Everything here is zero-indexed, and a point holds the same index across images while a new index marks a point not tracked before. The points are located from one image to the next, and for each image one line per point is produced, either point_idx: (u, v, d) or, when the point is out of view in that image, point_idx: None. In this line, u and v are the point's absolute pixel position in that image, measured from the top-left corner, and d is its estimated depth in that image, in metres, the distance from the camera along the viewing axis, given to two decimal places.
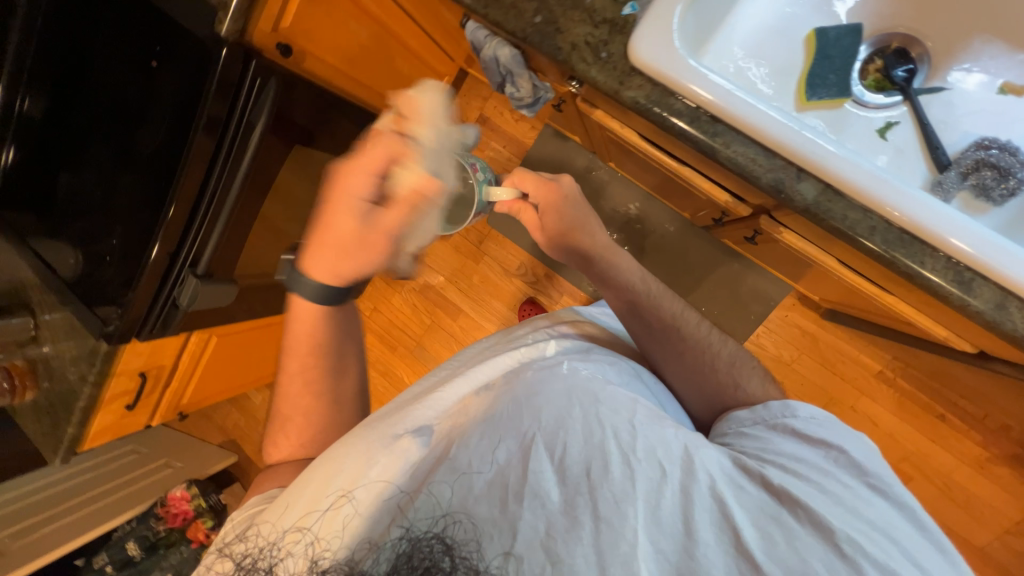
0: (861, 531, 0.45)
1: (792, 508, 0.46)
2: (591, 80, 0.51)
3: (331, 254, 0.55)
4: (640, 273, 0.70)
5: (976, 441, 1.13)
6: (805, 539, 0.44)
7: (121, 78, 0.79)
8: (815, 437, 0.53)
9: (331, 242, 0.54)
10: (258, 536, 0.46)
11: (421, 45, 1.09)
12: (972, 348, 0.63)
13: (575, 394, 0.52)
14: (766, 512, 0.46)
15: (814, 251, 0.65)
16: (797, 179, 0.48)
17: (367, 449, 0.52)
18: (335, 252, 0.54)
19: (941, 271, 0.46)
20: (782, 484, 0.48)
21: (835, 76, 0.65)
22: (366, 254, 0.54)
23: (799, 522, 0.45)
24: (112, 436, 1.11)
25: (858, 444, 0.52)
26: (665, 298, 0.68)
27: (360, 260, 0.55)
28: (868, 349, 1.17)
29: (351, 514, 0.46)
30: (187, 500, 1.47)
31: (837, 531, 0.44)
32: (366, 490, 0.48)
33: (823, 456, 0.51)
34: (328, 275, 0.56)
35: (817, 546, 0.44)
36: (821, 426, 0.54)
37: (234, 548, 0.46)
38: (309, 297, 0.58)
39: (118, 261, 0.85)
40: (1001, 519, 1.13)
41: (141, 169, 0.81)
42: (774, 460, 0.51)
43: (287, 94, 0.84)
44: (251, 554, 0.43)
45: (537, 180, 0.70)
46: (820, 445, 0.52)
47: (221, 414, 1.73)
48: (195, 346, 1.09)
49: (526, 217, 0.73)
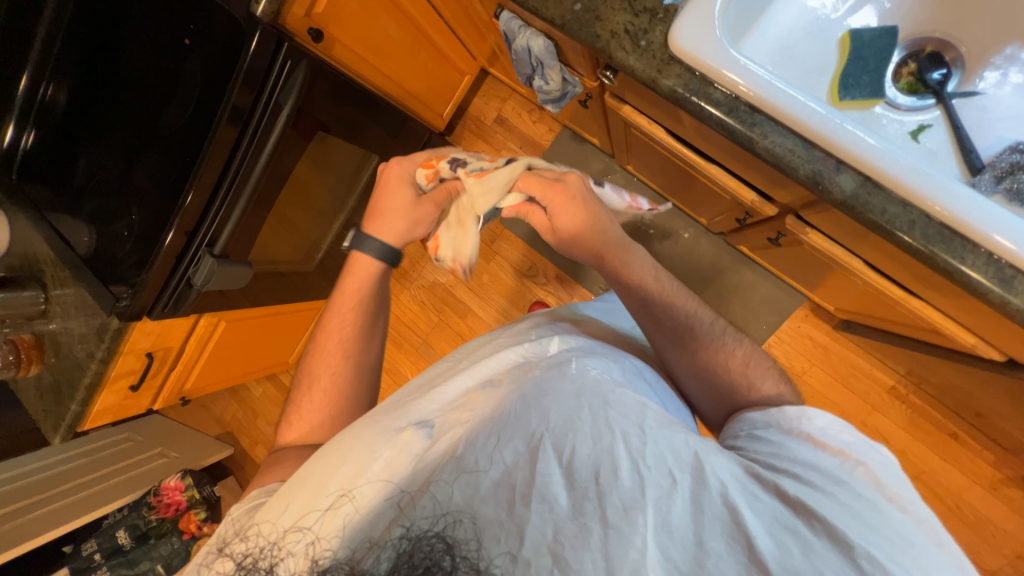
0: (891, 558, 0.37)
1: (808, 519, 0.39)
2: (629, 67, 0.55)
3: (393, 215, 0.68)
4: (653, 269, 0.64)
5: (989, 461, 1.12)
6: (823, 552, 0.37)
7: (145, 57, 0.79)
8: (836, 447, 0.45)
9: (393, 206, 0.68)
10: (258, 535, 0.42)
11: (443, 39, 1.12)
12: (1001, 356, 0.63)
13: (585, 392, 0.46)
14: (782, 520, 0.39)
15: (840, 252, 0.67)
16: (836, 171, 0.50)
17: (367, 443, 0.46)
18: (395, 213, 0.68)
19: (982, 268, 0.47)
20: (798, 494, 0.41)
21: (869, 77, 0.66)
22: (421, 214, 0.69)
23: (816, 534, 0.38)
24: (113, 416, 1.10)
25: (884, 459, 0.45)
26: (677, 291, 0.63)
27: (417, 218, 0.69)
28: (880, 363, 1.17)
29: (352, 512, 0.41)
30: (180, 491, 1.43)
31: (856, 547, 0.37)
32: (366, 486, 0.42)
33: (842, 465, 0.44)
34: (392, 236, 0.68)
35: (835, 561, 0.37)
36: (843, 435, 0.47)
37: (234, 547, 0.42)
38: (373, 255, 0.67)
39: (134, 240, 0.84)
40: (1015, 544, 1.10)
41: (159, 148, 0.80)
42: (790, 466, 0.44)
43: (316, 78, 0.85)
44: (251, 553, 0.41)
45: (542, 181, 0.64)
46: (841, 454, 0.45)
47: (219, 405, 1.72)
48: (203, 330, 1.08)
49: (534, 219, 0.66)
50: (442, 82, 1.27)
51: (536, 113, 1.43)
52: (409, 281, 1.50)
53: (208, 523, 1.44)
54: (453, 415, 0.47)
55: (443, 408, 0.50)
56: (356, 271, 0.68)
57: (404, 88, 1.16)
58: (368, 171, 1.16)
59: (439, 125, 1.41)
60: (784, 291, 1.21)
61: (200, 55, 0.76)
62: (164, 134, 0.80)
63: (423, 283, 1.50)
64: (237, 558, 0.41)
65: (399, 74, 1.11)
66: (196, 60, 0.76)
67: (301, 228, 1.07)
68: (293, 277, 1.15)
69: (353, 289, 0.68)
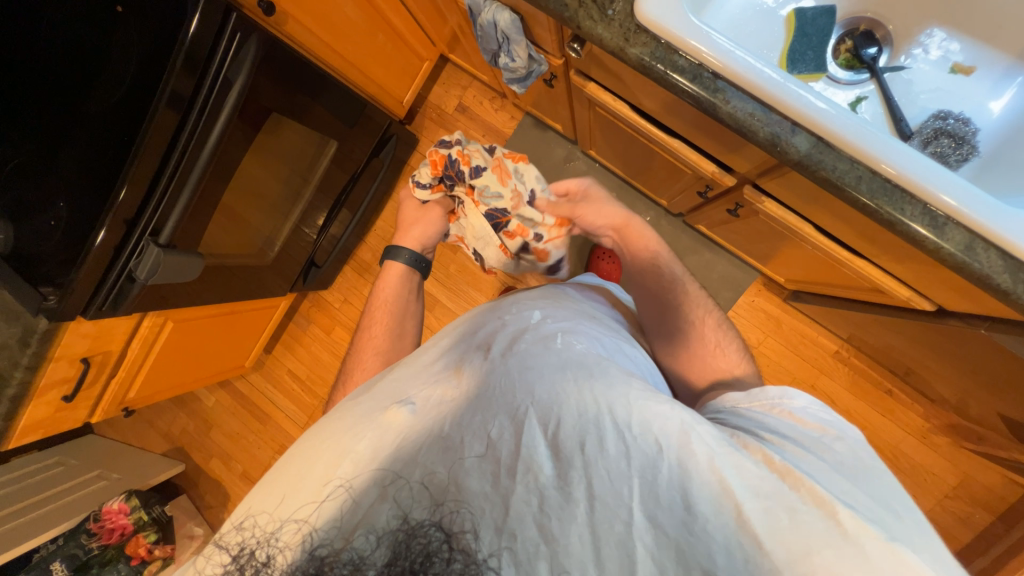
0: (868, 517, 0.39)
1: (795, 485, 0.40)
2: (597, 36, 0.56)
3: (416, 227, 0.86)
4: (681, 271, 0.75)
5: (918, 413, 1.24)
6: (808, 515, 0.38)
7: (57, 28, 0.69)
8: (811, 425, 0.49)
9: (414, 220, 0.86)
10: (255, 526, 0.40)
11: (399, 17, 1.10)
12: (931, 305, 0.71)
13: (570, 366, 0.47)
14: (770, 486, 0.40)
15: (792, 219, 0.73)
16: (792, 133, 0.54)
17: (355, 424, 0.45)
18: (416, 224, 0.85)
19: (919, 217, 0.53)
20: (784, 462, 0.42)
21: (812, 53, 0.74)
22: (431, 218, 0.87)
23: (803, 498, 0.39)
24: (42, 433, 0.98)
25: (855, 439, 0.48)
26: (687, 281, 0.74)
27: (430, 224, 0.86)
28: (825, 331, 1.27)
29: (340, 493, 0.40)
30: (125, 514, 1.30)
31: (836, 504, 0.39)
32: (354, 468, 0.42)
33: (819, 438, 0.47)
34: (414, 242, 0.85)
35: (819, 520, 0.38)
36: (821, 414, 0.50)
37: (228, 538, 0.40)
38: (404, 259, 0.82)
39: (61, 232, 0.75)
40: (940, 485, 1.23)
41: (85, 131, 0.71)
42: (771, 438, 0.46)
43: (268, 54, 0.79)
44: (247, 545, 0.38)
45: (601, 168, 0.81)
46: (819, 430, 0.48)
47: (167, 420, 1.58)
48: (147, 332, 0.99)
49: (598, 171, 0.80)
50: (401, 66, 1.25)
51: (498, 101, 1.44)
52: (372, 277, 1.52)
53: (159, 546, 1.34)
54: (438, 389, 0.47)
55: (426, 381, 0.48)
56: (386, 283, 0.80)
57: (362, 71, 1.13)
58: (326, 158, 1.10)
59: (401, 113, 1.38)
60: (738, 267, 1.29)
61: (136, 27, 0.69)
62: (91, 112, 0.71)
63: None
64: (234, 550, 0.38)
65: (357, 57, 1.08)
66: (130, 31, 0.69)
67: (253, 220, 1.01)
68: (248, 273, 1.08)
69: (374, 336, 0.72)
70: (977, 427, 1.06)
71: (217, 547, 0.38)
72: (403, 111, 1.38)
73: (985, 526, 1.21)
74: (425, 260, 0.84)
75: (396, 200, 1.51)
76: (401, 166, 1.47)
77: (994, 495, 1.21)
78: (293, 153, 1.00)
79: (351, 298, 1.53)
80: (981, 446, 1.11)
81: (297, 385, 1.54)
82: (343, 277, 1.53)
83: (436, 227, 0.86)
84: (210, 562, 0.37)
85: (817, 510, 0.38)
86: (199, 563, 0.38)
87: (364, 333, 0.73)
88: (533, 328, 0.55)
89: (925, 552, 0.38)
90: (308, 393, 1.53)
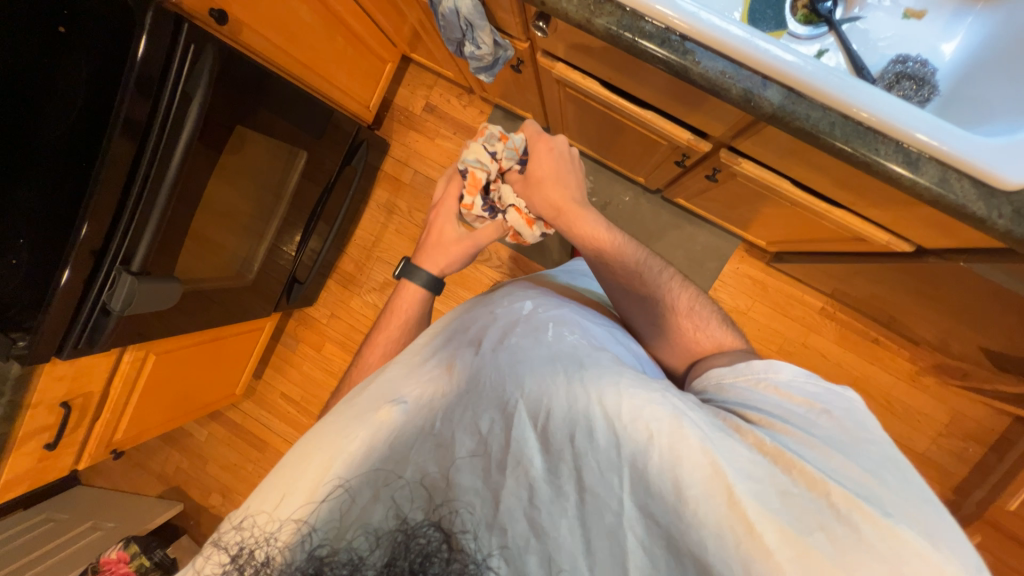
0: (858, 493, 0.38)
1: (788, 468, 0.40)
2: (563, 10, 0.57)
3: (439, 249, 0.76)
4: (646, 253, 0.71)
5: (907, 358, 1.28)
6: (802, 498, 0.38)
7: None
8: (797, 398, 0.49)
9: (440, 241, 0.76)
10: (254, 525, 0.39)
11: (356, 19, 1.09)
12: (910, 247, 0.74)
13: (561, 356, 0.46)
14: (762, 470, 0.39)
15: (771, 177, 0.74)
16: (763, 87, 0.55)
17: (348, 422, 0.44)
18: (441, 246, 0.76)
19: (893, 155, 0.54)
20: (775, 444, 0.42)
21: (772, 11, 0.77)
22: (456, 246, 0.76)
23: (795, 481, 0.39)
24: (28, 487, 0.92)
25: (842, 406, 0.48)
26: (647, 259, 0.70)
27: (455, 250, 0.76)
28: (810, 289, 1.30)
29: (335, 493, 0.39)
30: (126, 563, 1.26)
31: (829, 485, 0.39)
32: (348, 467, 0.41)
33: (809, 412, 0.47)
34: (437, 266, 0.75)
35: (809, 498, 0.38)
36: (807, 387, 0.50)
37: (227, 538, 0.39)
38: (421, 281, 0.73)
39: (24, 272, 0.70)
40: (933, 424, 1.28)
41: (39, 162, 0.68)
42: (759, 418, 0.47)
43: (225, 65, 0.76)
44: (245, 545, 0.38)
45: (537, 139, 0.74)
46: (807, 404, 0.48)
47: (158, 460, 1.52)
48: (129, 367, 0.95)
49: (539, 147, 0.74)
50: (364, 70, 1.24)
51: (465, 97, 1.43)
52: (358, 288, 1.49)
53: None
54: (431, 387, 0.45)
55: (418, 377, 0.47)
56: (405, 295, 0.74)
57: (325, 77, 1.11)
58: (297, 169, 1.07)
59: (368, 117, 1.36)
60: (719, 236, 1.31)
61: (81, 47, 0.66)
62: (43, 142, 0.67)
63: (372, 286, 1.49)
64: (232, 550, 0.38)
65: (319, 63, 1.06)
66: (76, 53, 0.66)
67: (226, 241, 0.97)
68: (228, 296, 1.05)
69: (380, 342, 0.68)
70: (963, 363, 1.10)
71: (215, 547, 0.38)
72: (370, 116, 1.37)
73: (980, 458, 1.26)
74: (445, 284, 0.75)
75: (372, 207, 1.48)
76: (374, 172, 1.45)
77: (984, 427, 1.26)
78: (262, 166, 0.97)
79: (338, 311, 1.50)
80: (968, 381, 1.15)
81: (292, 407, 1.50)
82: (328, 292, 1.50)
83: (462, 250, 0.76)
84: (209, 562, 0.38)
85: (809, 492, 0.38)
86: (199, 562, 0.39)
87: (373, 340, 0.69)
88: (524, 317, 0.53)
89: (918, 523, 0.37)
90: (305, 413, 1.50)
